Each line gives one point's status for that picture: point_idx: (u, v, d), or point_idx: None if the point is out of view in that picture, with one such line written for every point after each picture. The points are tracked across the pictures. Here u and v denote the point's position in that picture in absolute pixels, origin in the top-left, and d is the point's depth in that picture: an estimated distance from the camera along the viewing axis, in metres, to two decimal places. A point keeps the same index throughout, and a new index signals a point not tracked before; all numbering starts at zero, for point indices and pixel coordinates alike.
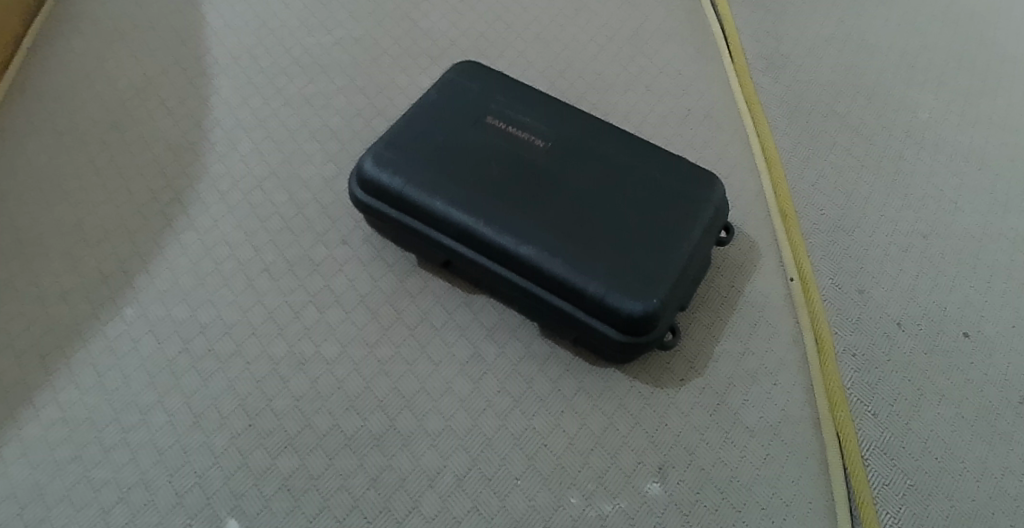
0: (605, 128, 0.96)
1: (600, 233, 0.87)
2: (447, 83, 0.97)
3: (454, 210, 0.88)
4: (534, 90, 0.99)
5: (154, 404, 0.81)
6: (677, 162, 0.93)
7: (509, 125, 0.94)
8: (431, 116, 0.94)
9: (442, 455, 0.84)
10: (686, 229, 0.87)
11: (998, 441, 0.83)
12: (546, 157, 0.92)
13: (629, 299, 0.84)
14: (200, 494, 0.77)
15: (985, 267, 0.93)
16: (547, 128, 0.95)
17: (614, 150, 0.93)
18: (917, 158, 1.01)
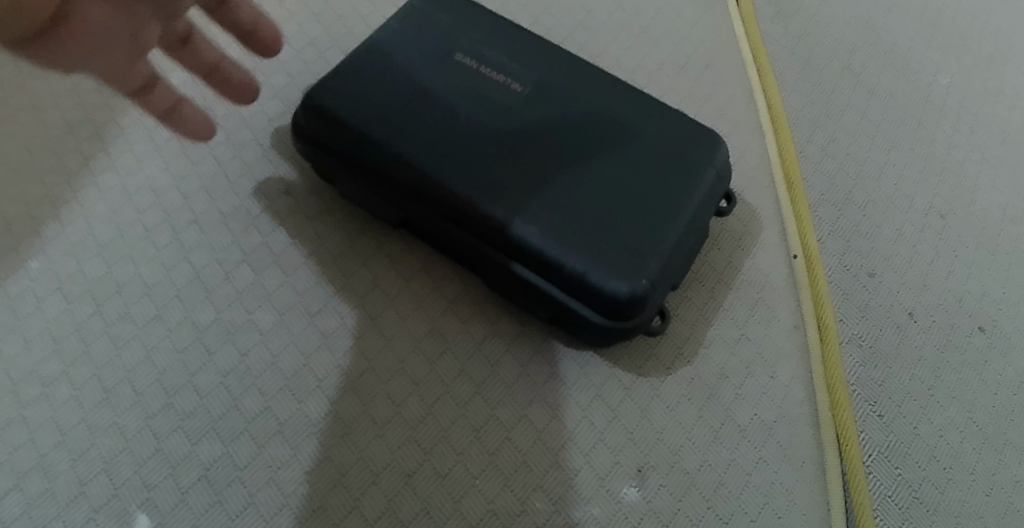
0: (594, 74, 0.82)
1: (583, 199, 0.74)
2: (411, 13, 0.83)
3: (413, 161, 0.75)
4: (512, 25, 0.85)
5: (59, 375, 0.75)
6: (678, 120, 0.80)
7: (481, 66, 0.81)
8: (393, 49, 0.80)
9: (390, 448, 0.74)
10: (685, 199, 0.75)
11: (1011, 451, 0.83)
12: (523, 105, 0.79)
13: (614, 279, 0.72)
14: (107, 483, 0.71)
15: (1006, 255, 0.94)
16: (526, 70, 0.81)
17: (603, 102, 0.80)
18: (933, 132, 1.02)
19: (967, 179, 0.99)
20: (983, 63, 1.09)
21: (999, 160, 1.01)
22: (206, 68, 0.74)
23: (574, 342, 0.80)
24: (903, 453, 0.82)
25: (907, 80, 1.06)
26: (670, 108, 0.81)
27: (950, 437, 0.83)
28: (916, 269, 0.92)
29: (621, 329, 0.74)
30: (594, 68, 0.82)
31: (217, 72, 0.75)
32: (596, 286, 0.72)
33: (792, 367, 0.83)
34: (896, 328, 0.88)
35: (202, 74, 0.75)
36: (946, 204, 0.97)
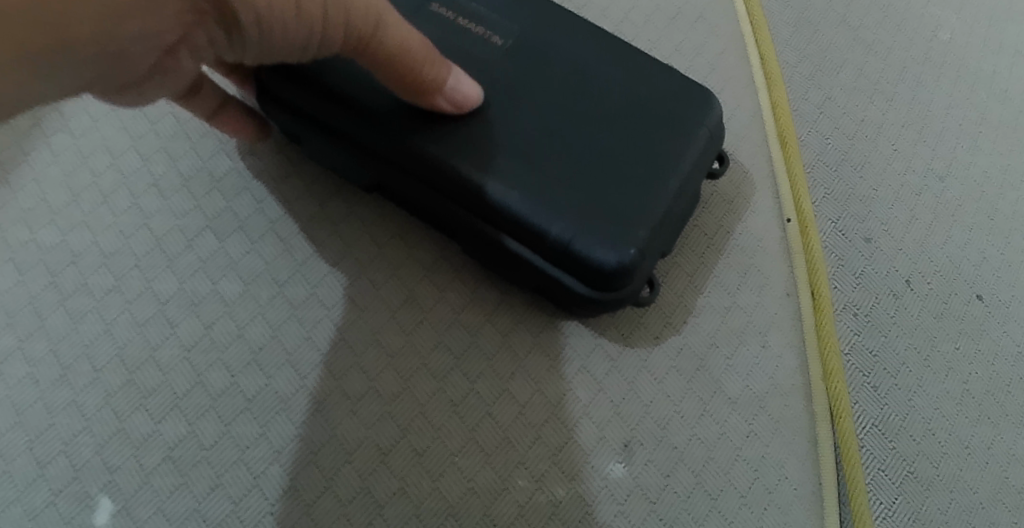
0: (581, 24, 0.77)
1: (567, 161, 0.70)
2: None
3: (385, 120, 0.70)
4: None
5: (13, 351, 0.71)
6: (670, 73, 0.75)
7: (458, 19, 0.76)
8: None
9: (364, 424, 0.70)
10: (675, 160, 0.71)
11: (1008, 423, 0.81)
12: (504, 60, 0.74)
13: (601, 247, 0.67)
14: (66, 464, 0.68)
15: (1005, 220, 0.91)
16: (507, 21, 0.76)
17: (590, 55, 0.75)
18: (933, 91, 0.98)
19: (967, 140, 0.95)
20: (985, 18, 1.05)
21: (1000, 119, 0.98)
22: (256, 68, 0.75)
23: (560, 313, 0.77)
24: (897, 426, 0.79)
25: (906, 35, 1.02)
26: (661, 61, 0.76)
27: (946, 409, 0.81)
28: (913, 234, 0.88)
29: (607, 299, 0.70)
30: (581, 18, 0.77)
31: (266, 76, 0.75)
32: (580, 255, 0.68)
33: (785, 336, 0.80)
34: (892, 296, 0.85)
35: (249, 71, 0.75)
36: (944, 166, 0.93)
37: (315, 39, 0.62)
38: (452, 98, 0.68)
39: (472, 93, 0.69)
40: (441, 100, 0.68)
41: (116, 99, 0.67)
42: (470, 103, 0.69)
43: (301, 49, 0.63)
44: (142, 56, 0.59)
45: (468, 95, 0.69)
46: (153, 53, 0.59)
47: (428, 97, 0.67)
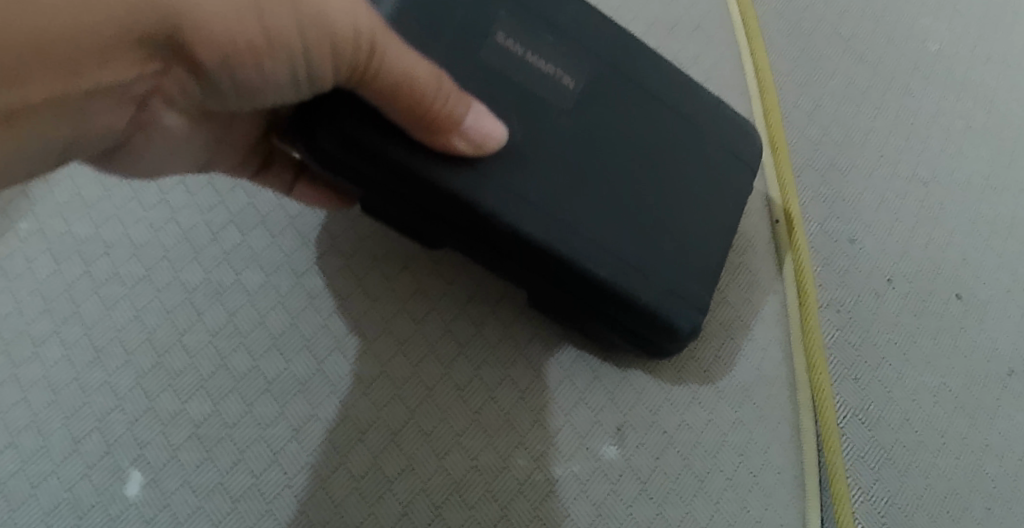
0: (632, 50, 0.74)
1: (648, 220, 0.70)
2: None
3: (476, 184, 0.64)
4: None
5: (50, 335, 0.76)
6: (712, 113, 0.77)
7: (519, 44, 0.68)
8: (425, 26, 0.65)
9: (376, 406, 0.75)
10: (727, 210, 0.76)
11: (982, 416, 0.86)
12: (576, 103, 0.69)
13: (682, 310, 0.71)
14: (99, 440, 0.73)
15: (986, 225, 0.96)
16: (568, 48, 0.70)
17: (646, 92, 0.73)
18: (921, 100, 1.03)
19: (952, 147, 1.00)
20: (975, 29, 1.10)
21: (985, 128, 1.02)
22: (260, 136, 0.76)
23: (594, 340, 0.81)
24: (877, 416, 0.84)
25: (896, 45, 1.06)
26: (699, 90, 0.77)
27: (923, 401, 0.86)
28: (896, 236, 0.93)
29: (676, 347, 0.74)
30: (631, 40, 0.74)
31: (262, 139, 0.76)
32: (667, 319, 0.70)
33: (770, 330, 0.85)
34: (874, 294, 0.90)
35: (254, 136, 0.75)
36: (929, 172, 0.98)
37: (304, 76, 0.59)
38: (471, 136, 0.62)
39: (492, 130, 0.62)
40: (460, 139, 0.61)
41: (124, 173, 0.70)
42: (489, 142, 0.63)
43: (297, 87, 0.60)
44: (114, 111, 0.58)
45: (490, 132, 0.62)
46: (127, 106, 0.58)
47: (443, 133, 0.61)
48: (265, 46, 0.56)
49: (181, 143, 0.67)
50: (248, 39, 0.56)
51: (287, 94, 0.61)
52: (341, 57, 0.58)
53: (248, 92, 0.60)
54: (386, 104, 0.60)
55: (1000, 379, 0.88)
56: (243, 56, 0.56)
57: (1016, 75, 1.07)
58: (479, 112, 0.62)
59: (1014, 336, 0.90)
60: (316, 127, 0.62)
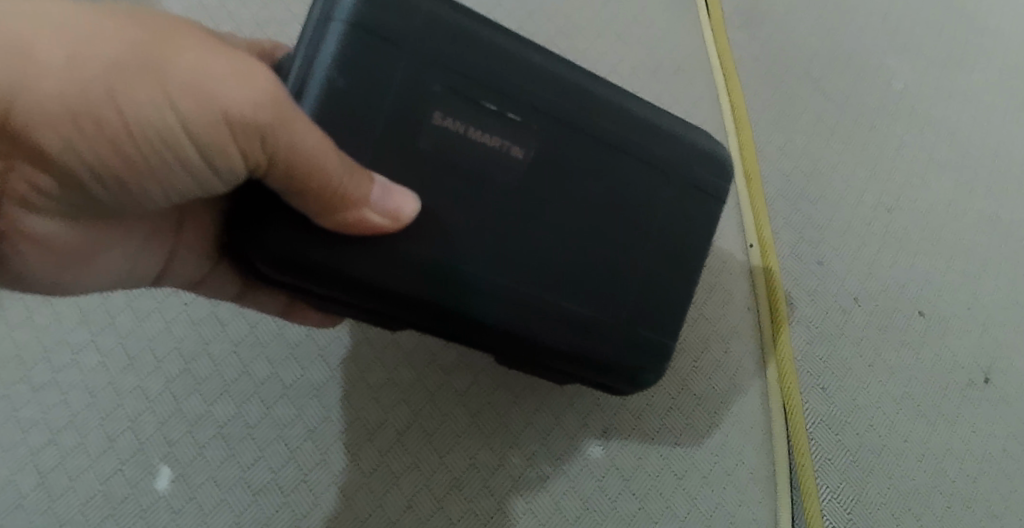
0: (589, 102, 0.66)
1: (615, 285, 0.68)
2: (359, 29, 0.59)
3: (425, 276, 0.63)
4: (486, 22, 0.64)
5: (87, 343, 0.82)
6: (686, 154, 0.70)
7: (466, 123, 0.63)
8: (359, 109, 0.60)
9: (383, 410, 0.83)
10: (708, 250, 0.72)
11: (942, 422, 0.94)
12: (530, 181, 0.65)
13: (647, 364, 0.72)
14: (132, 438, 0.79)
15: (946, 248, 1.04)
16: (520, 113, 0.64)
17: (607, 149, 0.67)
18: (887, 134, 1.12)
19: (915, 177, 1.09)
20: (937, 68, 1.19)
21: (945, 160, 1.11)
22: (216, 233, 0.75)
23: None
24: (843, 421, 0.91)
25: (864, 84, 1.15)
26: (671, 127, 0.70)
27: (887, 408, 0.93)
28: (863, 258, 1.01)
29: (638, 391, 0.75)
30: (588, 89, 0.67)
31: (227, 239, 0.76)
32: (641, 368, 0.71)
33: (744, 343, 0.93)
34: (841, 311, 0.97)
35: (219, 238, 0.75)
36: (893, 200, 1.06)
37: (181, 161, 0.57)
38: (384, 209, 0.60)
39: (402, 203, 0.60)
40: (375, 212, 0.60)
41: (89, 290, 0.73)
42: (406, 213, 0.61)
43: (181, 173, 0.58)
44: None
45: (401, 203, 0.60)
46: None
47: (357, 208, 0.59)
48: (122, 132, 0.55)
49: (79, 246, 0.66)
50: (98, 116, 0.54)
51: (172, 182, 0.59)
52: (225, 136, 0.56)
53: (125, 184, 0.58)
54: (293, 191, 0.58)
55: (960, 389, 0.96)
56: (97, 145, 0.55)
57: (974, 111, 1.16)
58: (385, 183, 0.60)
59: (971, 350, 0.98)
60: (246, 250, 0.60)
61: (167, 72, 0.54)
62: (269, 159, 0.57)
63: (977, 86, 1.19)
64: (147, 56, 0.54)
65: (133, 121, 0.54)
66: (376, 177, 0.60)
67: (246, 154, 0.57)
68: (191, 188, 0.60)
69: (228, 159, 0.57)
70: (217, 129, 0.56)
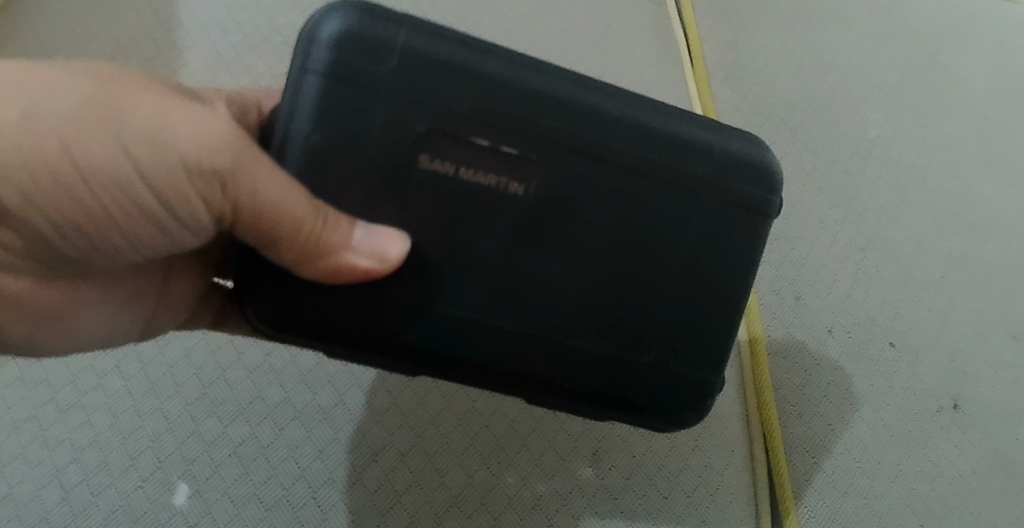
0: (589, 125, 0.65)
1: (621, 319, 0.69)
2: (333, 78, 0.60)
3: (426, 319, 0.66)
4: (474, 49, 0.63)
5: (111, 369, 0.88)
6: (702, 166, 0.68)
7: (455, 162, 0.64)
8: (348, 156, 0.62)
9: (388, 431, 0.88)
10: (723, 271, 0.70)
11: (913, 446, 0.99)
12: (527, 217, 0.66)
13: (665, 391, 0.71)
14: (152, 457, 0.85)
15: (916, 283, 1.11)
16: (515, 146, 0.64)
17: (607, 176, 0.67)
18: (860, 177, 1.19)
19: (886, 218, 1.16)
20: (909, 116, 1.26)
21: (917, 202, 1.18)
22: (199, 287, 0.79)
23: None
24: (820, 445, 0.97)
25: (838, 131, 1.23)
26: (688, 137, 0.68)
27: (861, 433, 0.99)
28: (836, 293, 1.08)
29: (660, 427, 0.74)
30: (590, 108, 0.65)
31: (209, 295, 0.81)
32: (656, 394, 0.71)
33: (725, 373, 1.00)
34: (817, 342, 1.04)
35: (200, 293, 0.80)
36: (865, 239, 1.13)
37: (142, 212, 0.59)
38: (366, 251, 0.62)
39: (385, 247, 0.62)
40: (357, 256, 0.61)
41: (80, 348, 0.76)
42: (390, 255, 0.62)
43: (141, 225, 0.60)
44: None
45: (383, 246, 0.62)
46: None
47: (335, 253, 0.61)
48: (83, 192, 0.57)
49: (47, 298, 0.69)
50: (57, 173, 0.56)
51: (139, 239, 0.61)
52: (185, 186, 0.58)
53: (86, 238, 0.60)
54: (270, 240, 0.61)
55: (931, 415, 1.02)
56: (52, 197, 0.57)
57: (945, 156, 1.23)
58: (366, 228, 0.62)
59: (940, 378, 1.04)
60: (247, 308, 0.64)
61: (120, 121, 0.56)
62: (235, 208, 0.60)
63: (948, 132, 1.26)
64: (105, 107, 0.57)
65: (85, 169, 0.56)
66: (358, 222, 0.62)
67: (210, 203, 0.60)
68: (156, 245, 0.62)
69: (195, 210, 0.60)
70: (178, 181, 0.58)
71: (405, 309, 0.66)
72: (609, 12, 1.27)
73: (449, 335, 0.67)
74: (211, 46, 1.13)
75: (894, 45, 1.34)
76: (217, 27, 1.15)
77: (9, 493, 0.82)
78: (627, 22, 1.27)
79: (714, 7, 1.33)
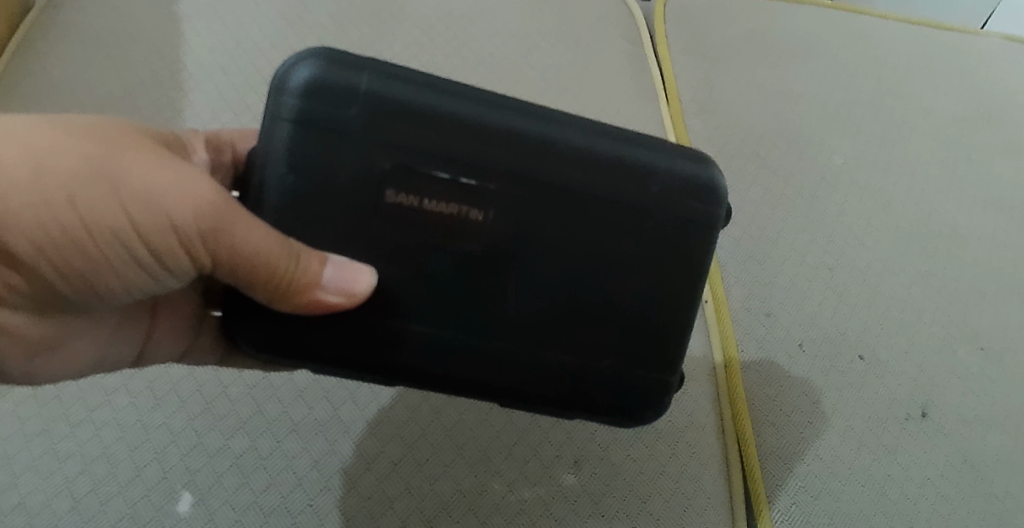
0: (542, 156, 0.75)
1: (576, 329, 0.79)
2: (303, 123, 0.70)
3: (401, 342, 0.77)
4: (432, 92, 0.72)
5: (119, 386, 0.94)
6: (648, 185, 0.77)
7: (420, 194, 0.73)
8: (321, 193, 0.72)
9: (380, 442, 0.93)
10: (666, 278, 0.80)
11: (882, 452, 1.04)
12: (489, 241, 0.76)
13: (623, 388, 0.82)
14: (158, 468, 0.89)
15: (884, 300, 1.16)
16: (473, 178, 0.74)
17: (558, 200, 0.76)
18: (828, 201, 1.25)
19: (854, 239, 1.22)
20: (874, 144, 1.33)
21: (883, 223, 1.24)
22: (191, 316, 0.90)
23: None
24: (791, 452, 1.02)
25: (807, 159, 1.30)
26: (633, 157, 0.77)
27: (832, 440, 1.04)
28: (805, 311, 1.14)
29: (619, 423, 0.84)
30: (544, 139, 0.75)
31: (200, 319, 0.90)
32: (616, 390, 0.82)
33: (700, 386, 1.06)
34: (788, 356, 1.10)
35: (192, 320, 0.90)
36: (834, 259, 1.19)
37: (135, 257, 0.70)
38: (338, 287, 0.71)
39: (354, 282, 0.72)
40: (329, 292, 0.71)
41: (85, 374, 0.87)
42: (360, 286, 0.72)
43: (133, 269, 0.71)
44: None
45: (352, 282, 0.72)
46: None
47: (309, 290, 0.71)
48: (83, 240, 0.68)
49: (41, 333, 0.79)
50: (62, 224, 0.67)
51: (130, 281, 0.72)
52: (174, 238, 0.69)
53: (82, 279, 0.71)
54: (251, 282, 0.70)
55: (900, 424, 1.06)
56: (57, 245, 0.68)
57: (910, 179, 1.29)
58: (336, 267, 0.71)
59: (908, 388, 1.09)
60: (239, 338, 0.75)
61: (118, 181, 0.67)
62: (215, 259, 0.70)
63: (912, 157, 1.32)
64: (105, 169, 0.67)
65: (88, 221, 0.67)
66: (331, 258, 0.72)
67: (194, 255, 0.70)
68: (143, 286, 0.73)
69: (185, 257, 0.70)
70: (165, 235, 0.69)
71: (378, 334, 0.76)
72: (587, 53, 1.35)
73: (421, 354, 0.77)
74: (215, 88, 1.20)
75: (858, 78, 1.41)
76: (219, 70, 1.22)
77: (22, 503, 0.86)
78: (605, 61, 1.35)
79: (688, 44, 1.41)
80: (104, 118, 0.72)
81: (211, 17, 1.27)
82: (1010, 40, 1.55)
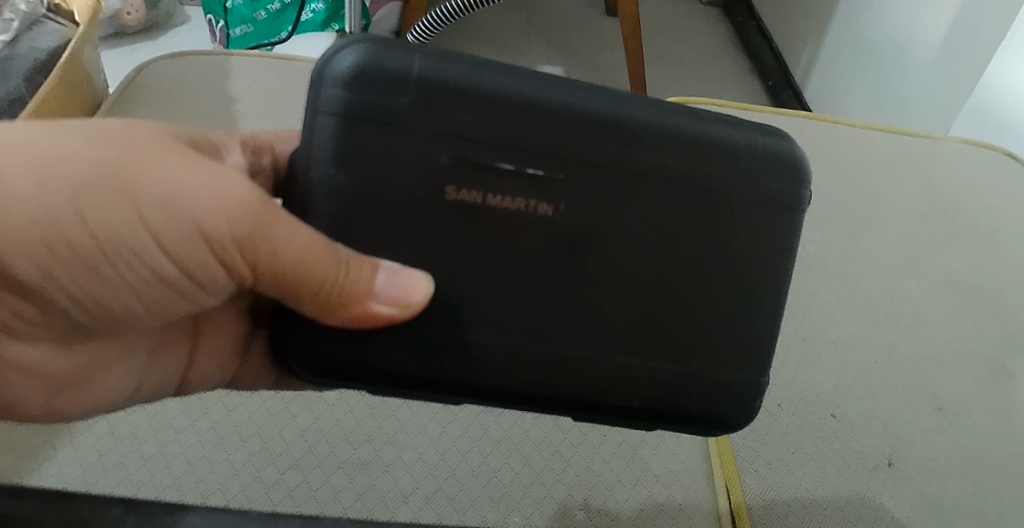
0: (596, 137, 0.91)
1: (636, 313, 0.96)
2: (345, 117, 0.85)
3: (445, 383, 0.93)
4: (487, 81, 0.88)
5: (187, 426, 1.08)
6: (690, 160, 0.94)
7: (481, 190, 0.89)
8: (370, 195, 0.87)
9: (415, 479, 1.08)
10: (722, 254, 0.97)
11: (853, 494, 1.18)
12: (551, 228, 0.92)
13: (678, 363, 0.98)
14: (221, 497, 1.03)
15: (852, 366, 1.32)
16: (537, 168, 0.90)
17: (613, 178, 0.92)
18: (802, 282, 1.42)
19: (825, 314, 1.38)
20: (842, 233, 1.51)
21: (851, 301, 1.41)
22: (231, 343, 1.05)
23: (563, 440, 1.15)
24: (773, 494, 1.15)
25: None
26: (686, 131, 0.94)
27: (808, 485, 1.17)
28: (783, 375, 1.29)
29: (680, 408, 0.99)
30: (596, 116, 0.91)
31: (239, 344, 1.05)
32: (676, 370, 0.98)
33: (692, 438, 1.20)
34: (767, 413, 1.25)
35: (233, 346, 1.05)
36: (808, 331, 1.35)
37: (156, 274, 0.83)
38: (390, 297, 0.85)
39: (405, 293, 0.86)
40: (382, 302, 0.85)
41: (137, 399, 1.03)
42: (415, 296, 0.86)
43: (154, 284, 0.84)
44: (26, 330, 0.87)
45: (402, 292, 0.86)
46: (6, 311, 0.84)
47: (364, 299, 0.85)
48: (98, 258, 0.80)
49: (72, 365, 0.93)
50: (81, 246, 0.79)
51: (158, 304, 0.87)
52: (196, 248, 0.82)
53: (99, 306, 0.85)
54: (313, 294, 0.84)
55: (868, 470, 1.21)
56: (62, 259, 0.79)
57: (875, 265, 1.47)
58: (387, 279, 0.85)
59: (875, 440, 1.24)
60: (299, 367, 0.91)
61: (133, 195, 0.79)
62: (248, 263, 0.84)
63: (876, 246, 1.50)
64: (121, 185, 0.79)
65: (101, 237, 0.79)
66: (381, 269, 0.86)
67: (222, 260, 0.83)
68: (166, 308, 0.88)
69: (217, 270, 0.84)
70: (188, 246, 0.82)
71: (423, 377, 0.92)
72: None
73: (461, 383, 0.93)
74: None
75: (829, 174, 1.60)
76: None
77: None
78: None
79: None
80: (124, 127, 0.84)
81: (262, 115, 1.46)
82: (968, 142, 1.74)
